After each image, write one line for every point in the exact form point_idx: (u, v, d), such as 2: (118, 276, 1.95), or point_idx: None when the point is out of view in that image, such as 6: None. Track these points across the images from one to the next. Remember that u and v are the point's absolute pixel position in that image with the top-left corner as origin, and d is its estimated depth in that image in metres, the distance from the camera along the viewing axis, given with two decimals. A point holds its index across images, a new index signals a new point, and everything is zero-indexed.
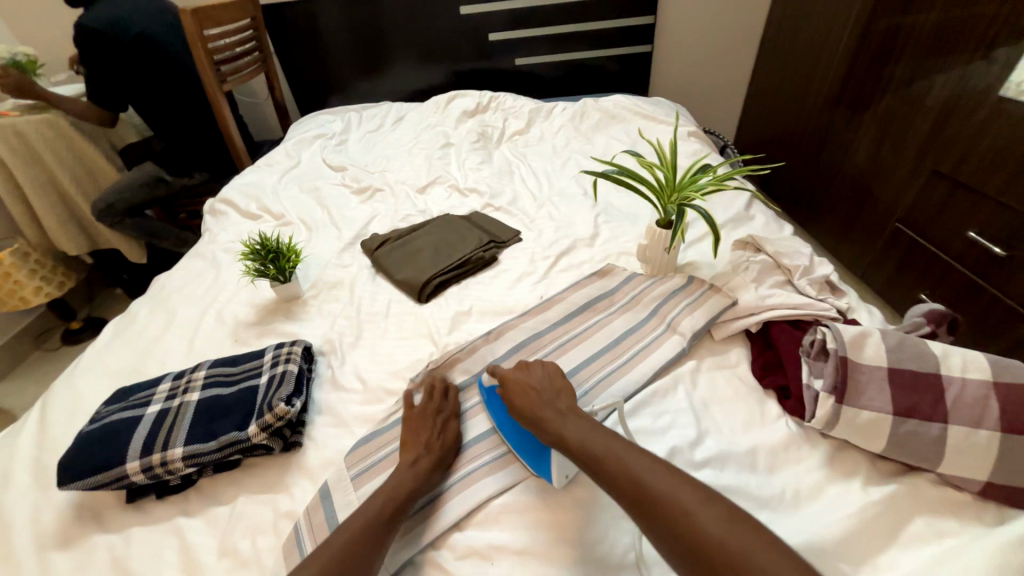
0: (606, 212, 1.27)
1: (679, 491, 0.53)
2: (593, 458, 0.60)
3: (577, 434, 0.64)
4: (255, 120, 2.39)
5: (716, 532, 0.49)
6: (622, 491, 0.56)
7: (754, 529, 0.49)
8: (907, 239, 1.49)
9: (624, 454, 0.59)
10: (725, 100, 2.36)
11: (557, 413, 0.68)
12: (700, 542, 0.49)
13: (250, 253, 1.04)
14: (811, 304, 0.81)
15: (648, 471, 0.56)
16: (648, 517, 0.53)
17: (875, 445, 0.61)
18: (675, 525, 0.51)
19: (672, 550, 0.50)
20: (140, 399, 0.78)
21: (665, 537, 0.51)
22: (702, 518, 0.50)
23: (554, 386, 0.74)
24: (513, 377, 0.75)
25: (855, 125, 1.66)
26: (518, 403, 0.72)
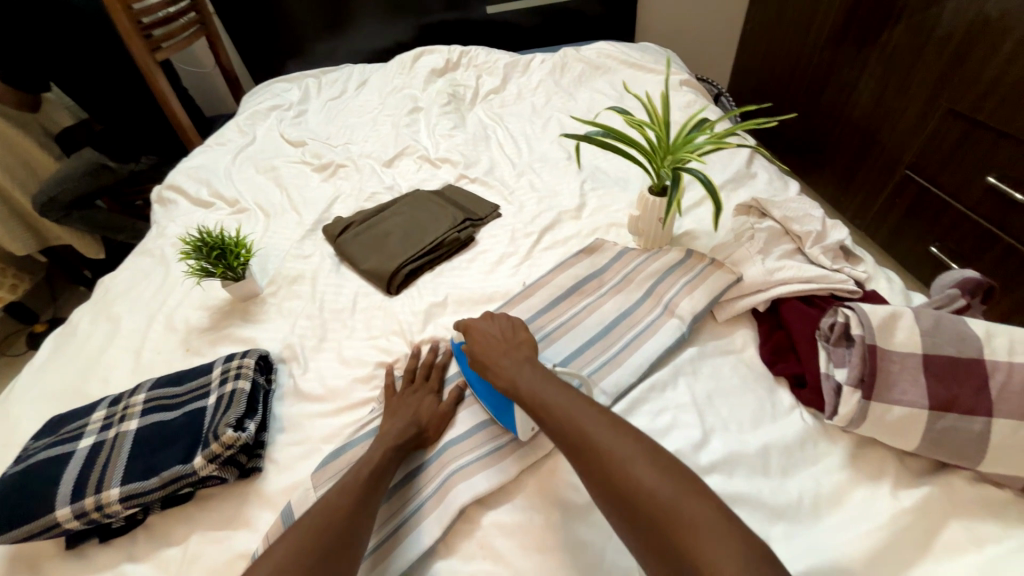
0: (593, 178, 1.15)
1: (619, 442, 0.48)
2: (537, 404, 0.55)
3: (527, 382, 0.58)
4: (205, 92, 2.17)
5: (651, 483, 0.44)
6: (562, 436, 0.52)
7: (691, 483, 0.44)
8: (917, 187, 1.38)
9: (568, 401, 0.54)
10: (718, 42, 2.17)
11: (512, 360, 0.63)
12: (633, 491, 0.45)
13: (191, 251, 0.91)
14: (825, 277, 0.72)
15: (591, 419, 0.51)
16: (584, 466, 0.49)
17: (906, 443, 0.54)
18: (608, 472, 0.47)
19: (603, 499, 0.46)
20: (72, 431, 0.69)
21: (599, 487, 0.47)
22: (638, 467, 0.46)
23: (516, 336, 0.68)
24: (472, 327, 0.70)
25: (860, 62, 1.50)
26: (478, 353, 0.66)
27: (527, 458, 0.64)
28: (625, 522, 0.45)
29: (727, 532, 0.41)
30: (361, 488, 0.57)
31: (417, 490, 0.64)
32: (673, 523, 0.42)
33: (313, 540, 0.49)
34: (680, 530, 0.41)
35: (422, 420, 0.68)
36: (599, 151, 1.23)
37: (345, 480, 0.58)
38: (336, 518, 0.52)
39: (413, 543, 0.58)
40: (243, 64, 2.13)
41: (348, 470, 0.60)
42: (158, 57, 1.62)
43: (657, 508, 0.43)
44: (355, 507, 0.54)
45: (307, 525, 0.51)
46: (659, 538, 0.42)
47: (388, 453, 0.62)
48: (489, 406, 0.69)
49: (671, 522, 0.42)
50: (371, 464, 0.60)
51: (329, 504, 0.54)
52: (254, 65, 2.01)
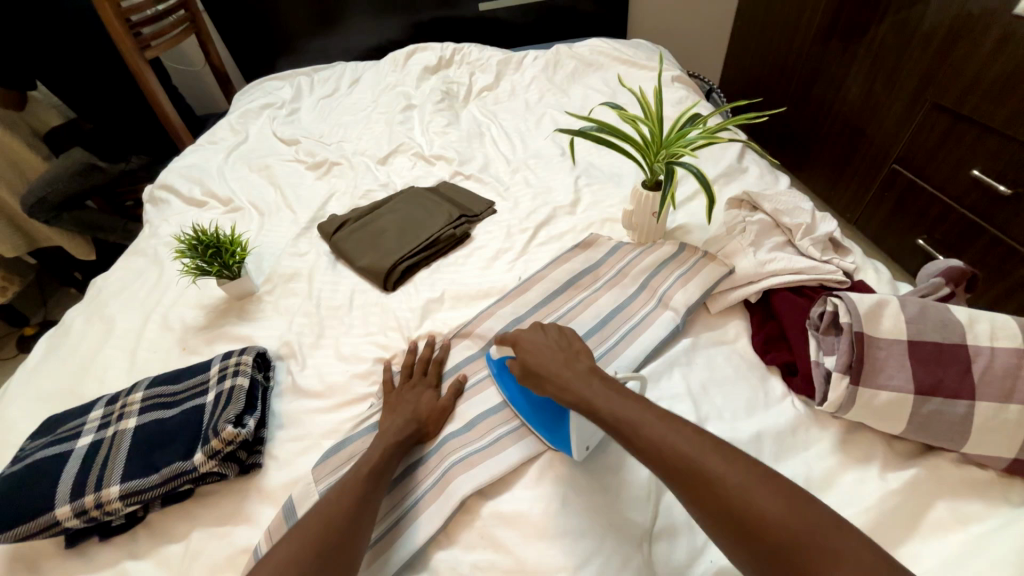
0: (587, 174, 1.16)
1: (731, 470, 0.45)
2: (622, 425, 0.52)
3: (603, 400, 0.55)
4: (195, 91, 2.16)
5: (778, 514, 0.41)
6: (659, 462, 0.48)
7: (816, 509, 0.42)
8: (904, 180, 1.40)
9: (658, 422, 0.50)
10: (709, 39, 2.19)
11: (578, 375, 0.59)
12: (759, 523, 0.42)
13: (186, 250, 0.91)
14: (815, 268, 0.73)
15: (691, 442, 0.48)
16: (693, 495, 0.45)
17: (893, 427, 0.55)
18: (725, 502, 0.43)
19: (721, 530, 0.43)
20: (70, 430, 0.69)
21: (718, 521, 0.44)
22: (758, 495, 0.43)
23: (573, 347, 0.63)
24: (521, 339, 0.65)
25: (848, 57, 1.52)
26: (533, 368, 0.61)
27: (525, 450, 0.64)
28: (749, 554, 0.42)
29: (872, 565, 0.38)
30: (362, 485, 0.57)
31: (417, 482, 0.64)
32: (811, 557, 0.39)
33: (316, 540, 0.50)
34: (822, 564, 0.39)
35: (422, 415, 0.69)
36: (593, 147, 1.24)
37: (346, 478, 0.58)
38: (337, 515, 0.53)
39: (415, 534, 0.59)
40: (234, 63, 2.12)
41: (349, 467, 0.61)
42: (147, 55, 1.61)
43: (795, 543, 0.40)
44: (357, 503, 0.55)
45: (309, 525, 0.51)
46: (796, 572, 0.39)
47: (389, 448, 0.62)
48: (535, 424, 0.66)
49: (808, 555, 0.39)
50: (372, 461, 0.60)
51: (331, 502, 0.54)
52: (245, 63, 2.00)
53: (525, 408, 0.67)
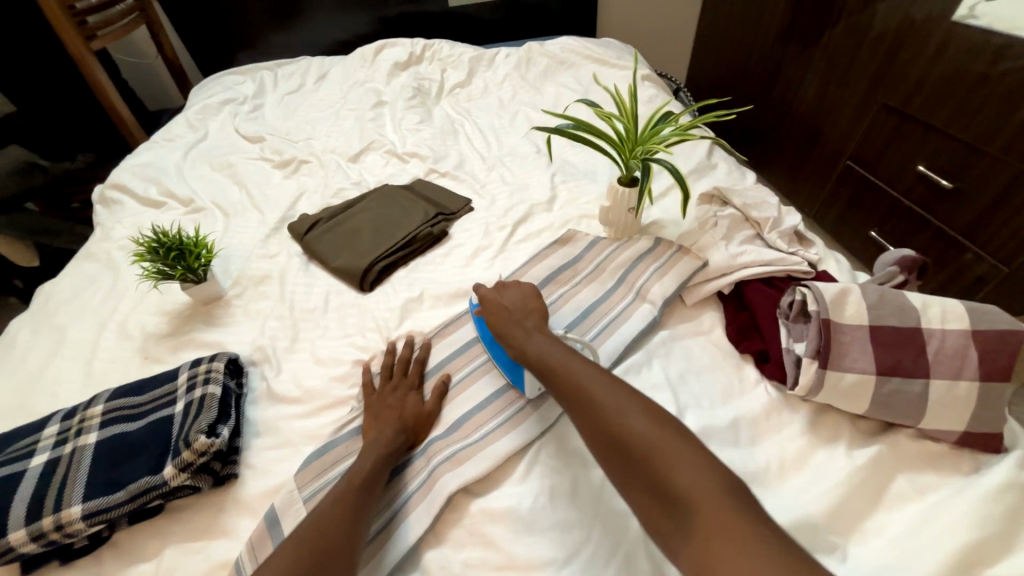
0: (562, 171, 1.17)
1: (616, 398, 0.54)
2: (544, 366, 0.61)
3: (536, 347, 0.65)
4: (147, 85, 2.04)
5: (644, 432, 0.49)
6: (565, 394, 0.57)
7: (678, 431, 0.50)
8: (858, 177, 1.49)
9: (573, 363, 0.60)
10: (675, 40, 2.26)
11: (523, 328, 0.69)
12: (630, 441, 0.49)
13: (146, 253, 0.86)
14: (782, 259, 0.77)
15: (594, 379, 0.57)
16: (586, 420, 0.54)
17: (858, 407, 0.59)
18: (605, 424, 0.52)
19: (598, 447, 0.52)
20: (21, 450, 0.64)
21: (597, 437, 0.52)
22: (635, 420, 0.51)
23: (525, 305, 0.74)
24: (490, 297, 0.76)
25: (804, 60, 1.60)
26: (493, 322, 0.73)
27: (510, 445, 0.65)
28: (617, 466, 0.50)
29: (707, 471, 0.46)
30: (353, 495, 0.57)
31: (404, 483, 0.64)
32: (662, 466, 0.47)
33: (306, 554, 0.49)
34: (670, 472, 0.46)
35: (408, 418, 0.68)
36: (567, 144, 1.25)
37: (337, 488, 0.58)
38: (330, 525, 0.53)
39: (406, 534, 0.59)
40: (189, 55, 2.01)
41: (339, 478, 0.60)
42: (93, 46, 1.50)
43: (649, 451, 0.48)
44: (350, 513, 0.54)
45: (300, 539, 0.51)
46: (646, 476, 0.47)
47: (378, 455, 0.62)
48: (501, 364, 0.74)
49: (659, 463, 0.47)
50: (363, 470, 0.60)
51: (321, 517, 0.53)
52: (201, 55, 1.90)
53: (497, 354, 0.75)
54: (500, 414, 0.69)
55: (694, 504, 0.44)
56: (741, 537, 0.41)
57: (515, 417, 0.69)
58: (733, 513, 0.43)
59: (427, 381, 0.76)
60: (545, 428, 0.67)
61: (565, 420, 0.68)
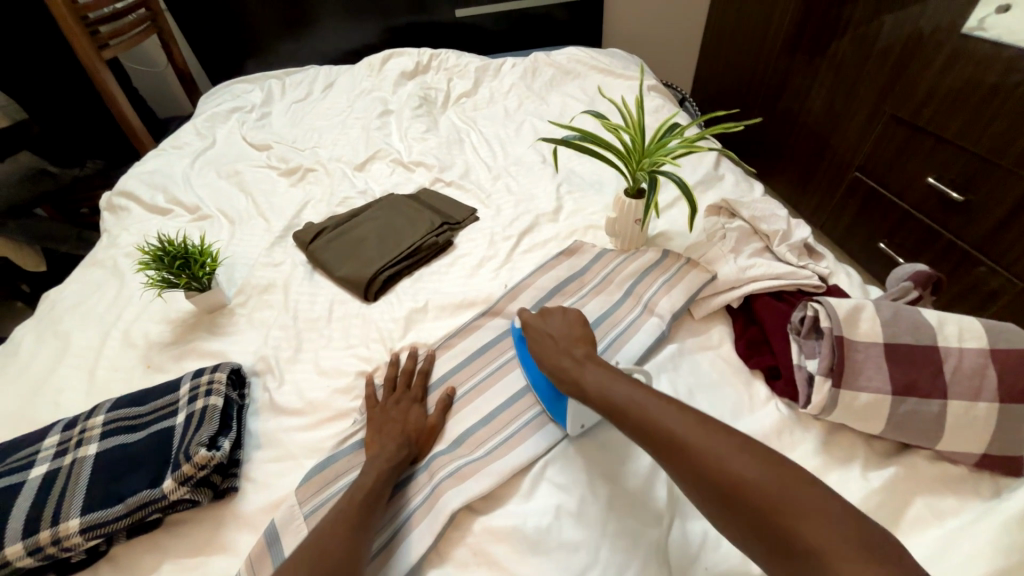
0: (568, 181, 1.17)
1: (705, 437, 0.49)
2: (615, 407, 0.56)
3: (597, 383, 0.60)
4: (157, 93, 2.06)
5: (754, 478, 0.45)
6: (644, 437, 0.52)
7: (789, 472, 0.45)
8: (866, 188, 1.48)
9: (644, 399, 0.55)
10: (680, 51, 2.26)
11: (575, 362, 0.64)
12: (735, 488, 0.45)
13: (150, 261, 0.86)
14: (792, 273, 0.76)
15: (676, 417, 0.51)
16: (678, 466, 0.49)
17: (873, 427, 0.57)
18: (703, 469, 0.47)
19: (704, 499, 0.46)
20: (21, 460, 0.63)
21: (697, 486, 0.47)
22: (734, 461, 0.46)
23: (571, 334, 0.70)
24: (531, 325, 0.72)
25: (811, 71, 1.60)
26: (538, 352, 0.69)
27: (515, 462, 0.64)
28: (728, 516, 0.45)
29: (835, 518, 0.42)
30: (356, 512, 0.55)
31: (407, 499, 0.62)
32: (787, 517, 0.42)
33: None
34: (795, 522, 0.42)
35: (412, 433, 0.67)
36: (573, 154, 1.25)
37: (340, 504, 0.57)
38: (333, 544, 0.52)
39: (408, 552, 0.57)
40: (198, 63, 2.03)
41: (342, 493, 0.59)
42: (105, 55, 1.52)
43: (763, 498, 0.44)
44: (352, 530, 0.53)
45: (302, 559, 0.50)
46: (770, 530, 0.43)
47: (381, 470, 0.61)
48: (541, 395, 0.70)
49: (782, 514, 0.42)
50: (366, 485, 0.59)
51: (323, 535, 0.52)
52: (210, 64, 1.92)
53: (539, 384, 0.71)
54: (505, 429, 0.68)
55: (830, 557, 0.39)
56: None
57: (519, 433, 0.67)
58: (874, 562, 0.39)
59: (431, 394, 0.75)
60: (550, 445, 0.66)
61: (571, 437, 0.67)
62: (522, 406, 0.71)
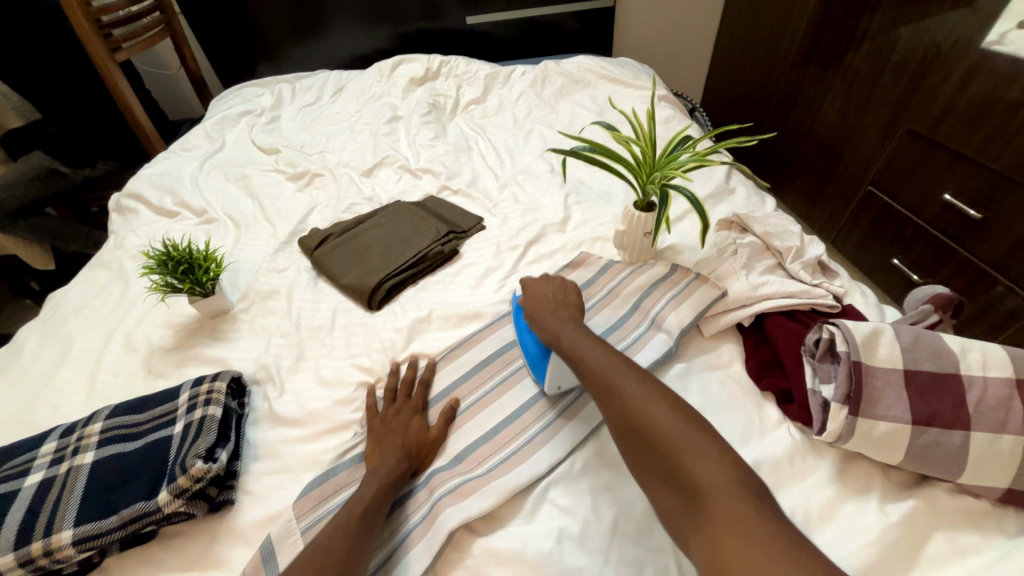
0: (577, 192, 1.15)
1: (638, 387, 0.56)
2: (576, 356, 0.64)
3: (568, 336, 0.68)
4: (168, 95, 2.08)
5: (665, 422, 0.51)
6: (591, 380, 0.60)
7: (699, 423, 0.52)
8: (880, 203, 1.45)
9: (601, 354, 0.63)
10: (691, 60, 2.25)
11: (559, 320, 0.72)
12: (645, 424, 0.52)
13: (154, 265, 0.85)
14: (806, 292, 0.74)
15: (622, 370, 0.59)
16: (607, 403, 0.57)
17: (892, 457, 0.55)
18: (625, 407, 0.55)
19: (621, 434, 0.54)
20: (17, 467, 0.62)
21: (617, 420, 0.55)
22: (652, 407, 0.54)
23: (566, 299, 0.77)
24: (531, 287, 0.79)
25: (824, 83, 1.57)
26: (531, 311, 0.76)
27: (517, 481, 0.62)
28: (633, 447, 0.53)
29: (722, 461, 0.48)
30: (354, 526, 0.54)
31: (406, 515, 0.61)
32: (681, 454, 0.49)
33: None
34: (684, 457, 0.48)
35: (413, 445, 0.66)
36: (582, 164, 1.23)
37: (338, 518, 0.56)
38: (329, 561, 0.50)
39: (406, 572, 0.56)
40: (211, 67, 2.05)
41: (341, 506, 0.58)
42: (118, 58, 1.53)
43: (664, 437, 0.51)
44: (349, 548, 0.52)
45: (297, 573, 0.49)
46: (663, 461, 0.50)
47: (382, 485, 0.59)
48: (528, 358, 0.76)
49: (677, 449, 0.49)
50: (366, 498, 0.58)
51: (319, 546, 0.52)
52: (222, 67, 1.94)
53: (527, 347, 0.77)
54: (507, 446, 0.67)
55: (705, 488, 0.46)
56: (746, 525, 0.42)
57: (521, 450, 0.66)
58: (740, 498, 0.44)
59: (432, 406, 0.74)
60: (553, 465, 0.64)
61: (575, 456, 0.65)
62: (525, 423, 0.69)
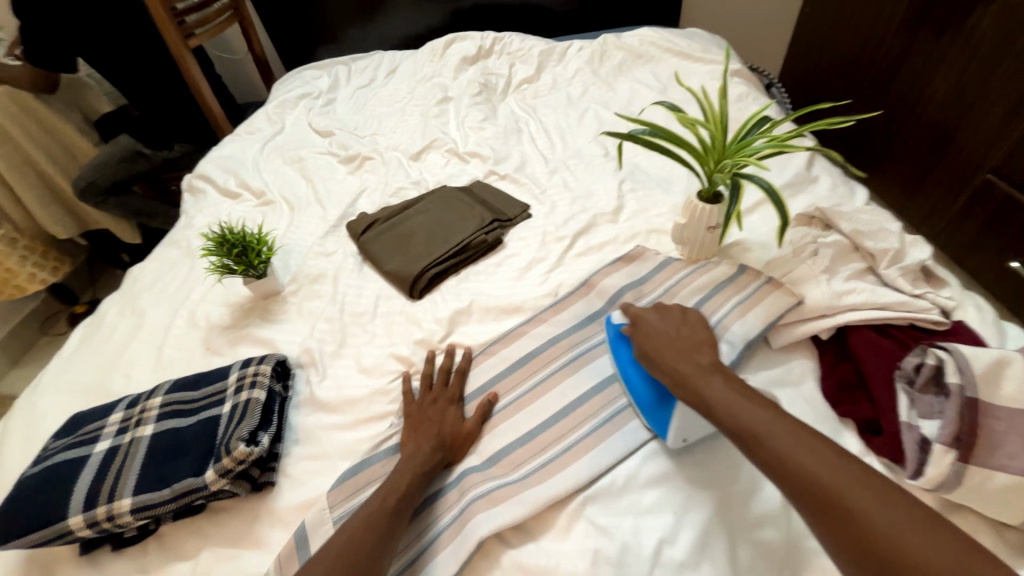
0: (632, 178, 1.07)
1: (870, 504, 0.41)
2: (744, 430, 0.49)
3: (727, 404, 0.52)
4: (236, 79, 2.18)
5: (941, 567, 0.37)
6: (788, 482, 0.45)
7: (979, 562, 0.37)
8: (1002, 194, 1.24)
9: (786, 435, 0.47)
10: (772, 29, 2.01)
11: (697, 370, 0.56)
12: (914, 573, 0.38)
13: (212, 247, 0.89)
14: (904, 304, 0.63)
15: (835, 470, 0.44)
16: (829, 526, 0.42)
17: (1011, 517, 0.45)
18: (868, 540, 0.40)
19: (853, 569, 0.40)
20: (89, 433, 0.68)
21: (850, 551, 0.40)
22: (912, 542, 0.39)
23: (694, 336, 0.61)
24: (643, 319, 0.65)
25: (938, 51, 1.33)
26: (654, 354, 0.61)
27: (554, 492, 0.58)
28: None
29: None
30: (385, 518, 0.53)
31: (435, 516, 0.59)
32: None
33: None
34: None
35: (447, 439, 0.64)
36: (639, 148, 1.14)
37: (369, 505, 0.55)
38: (358, 557, 0.50)
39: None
40: (274, 50, 2.12)
41: (374, 493, 0.57)
42: (191, 44, 1.61)
43: None
44: (376, 544, 0.51)
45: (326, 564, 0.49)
46: None
47: (415, 480, 0.58)
48: (639, 399, 0.64)
49: None
50: (398, 489, 0.56)
51: (348, 536, 0.51)
52: (284, 50, 1.99)
53: (635, 386, 0.65)
54: (543, 453, 0.63)
55: None
56: None
57: (559, 458, 0.62)
58: None
59: (469, 399, 0.72)
60: (591, 478, 0.59)
61: (617, 471, 0.60)
62: (562, 430, 0.65)
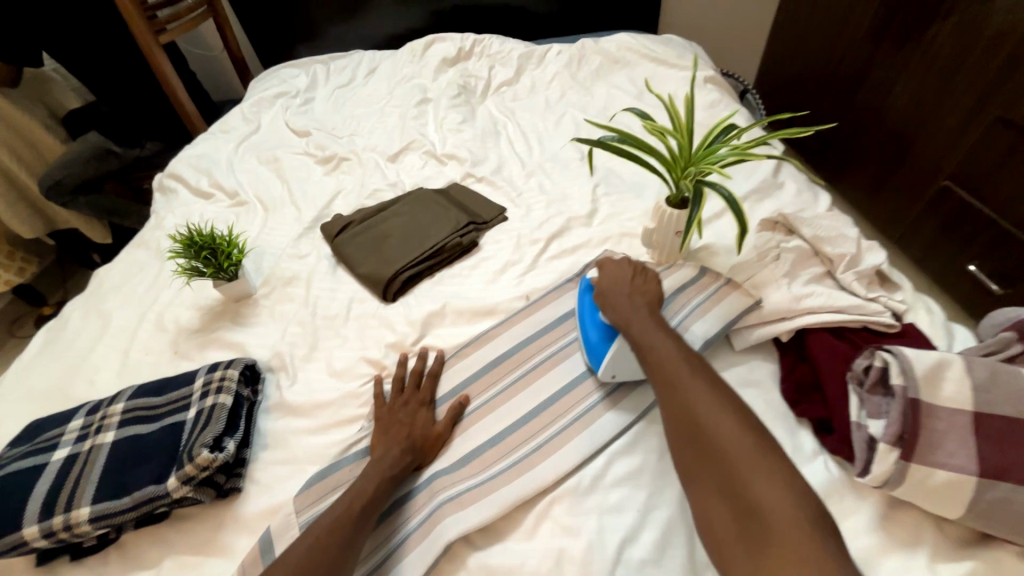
0: (606, 182, 1.08)
1: (707, 395, 0.52)
2: (643, 341, 0.61)
3: (640, 326, 0.63)
4: (212, 76, 2.14)
5: (733, 436, 0.48)
6: (656, 376, 0.56)
7: (768, 445, 0.47)
8: (957, 200, 1.29)
9: (671, 349, 0.59)
10: (748, 35, 2.06)
11: (632, 305, 0.67)
12: (710, 436, 0.49)
13: (179, 249, 0.87)
14: (859, 307, 0.66)
15: (693, 372, 0.55)
16: (669, 403, 0.53)
17: (950, 511, 0.47)
18: (689, 413, 0.51)
19: (672, 430, 0.52)
20: (47, 441, 0.66)
21: (675, 420, 0.52)
22: (722, 420, 0.49)
23: (641, 285, 0.70)
24: (608, 265, 0.74)
25: (899, 62, 1.38)
26: (604, 288, 0.71)
27: (521, 494, 0.59)
28: (688, 453, 0.49)
29: (790, 489, 0.44)
30: (350, 522, 0.53)
31: (404, 519, 0.59)
32: (748, 480, 0.45)
33: None
34: (749, 478, 0.45)
35: (417, 441, 0.64)
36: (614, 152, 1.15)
37: (336, 509, 0.55)
38: (321, 560, 0.50)
39: None
40: (251, 47, 2.08)
41: (342, 496, 0.57)
42: (161, 39, 1.57)
43: (725, 451, 0.47)
44: (341, 548, 0.51)
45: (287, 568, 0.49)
46: (720, 476, 0.46)
47: (383, 483, 0.58)
48: (587, 340, 0.71)
49: (736, 469, 0.46)
50: (365, 493, 0.56)
51: (311, 541, 0.51)
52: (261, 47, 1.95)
53: (587, 329, 0.71)
54: (511, 454, 0.64)
55: (764, 514, 0.42)
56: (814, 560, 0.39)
57: (527, 460, 0.63)
58: (809, 533, 0.40)
59: (441, 401, 0.72)
60: (558, 479, 0.60)
61: (584, 471, 0.61)
62: (532, 432, 0.66)
